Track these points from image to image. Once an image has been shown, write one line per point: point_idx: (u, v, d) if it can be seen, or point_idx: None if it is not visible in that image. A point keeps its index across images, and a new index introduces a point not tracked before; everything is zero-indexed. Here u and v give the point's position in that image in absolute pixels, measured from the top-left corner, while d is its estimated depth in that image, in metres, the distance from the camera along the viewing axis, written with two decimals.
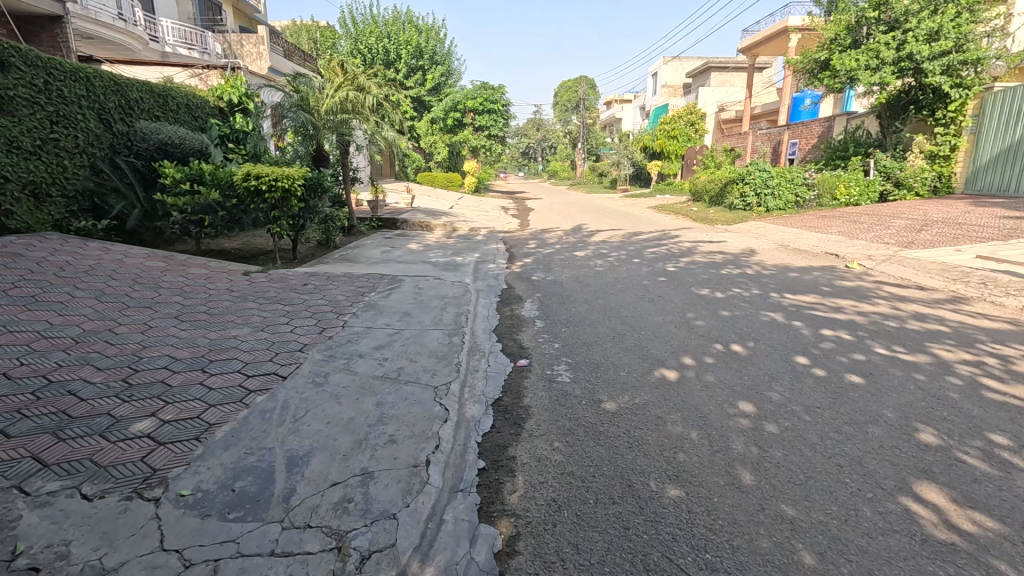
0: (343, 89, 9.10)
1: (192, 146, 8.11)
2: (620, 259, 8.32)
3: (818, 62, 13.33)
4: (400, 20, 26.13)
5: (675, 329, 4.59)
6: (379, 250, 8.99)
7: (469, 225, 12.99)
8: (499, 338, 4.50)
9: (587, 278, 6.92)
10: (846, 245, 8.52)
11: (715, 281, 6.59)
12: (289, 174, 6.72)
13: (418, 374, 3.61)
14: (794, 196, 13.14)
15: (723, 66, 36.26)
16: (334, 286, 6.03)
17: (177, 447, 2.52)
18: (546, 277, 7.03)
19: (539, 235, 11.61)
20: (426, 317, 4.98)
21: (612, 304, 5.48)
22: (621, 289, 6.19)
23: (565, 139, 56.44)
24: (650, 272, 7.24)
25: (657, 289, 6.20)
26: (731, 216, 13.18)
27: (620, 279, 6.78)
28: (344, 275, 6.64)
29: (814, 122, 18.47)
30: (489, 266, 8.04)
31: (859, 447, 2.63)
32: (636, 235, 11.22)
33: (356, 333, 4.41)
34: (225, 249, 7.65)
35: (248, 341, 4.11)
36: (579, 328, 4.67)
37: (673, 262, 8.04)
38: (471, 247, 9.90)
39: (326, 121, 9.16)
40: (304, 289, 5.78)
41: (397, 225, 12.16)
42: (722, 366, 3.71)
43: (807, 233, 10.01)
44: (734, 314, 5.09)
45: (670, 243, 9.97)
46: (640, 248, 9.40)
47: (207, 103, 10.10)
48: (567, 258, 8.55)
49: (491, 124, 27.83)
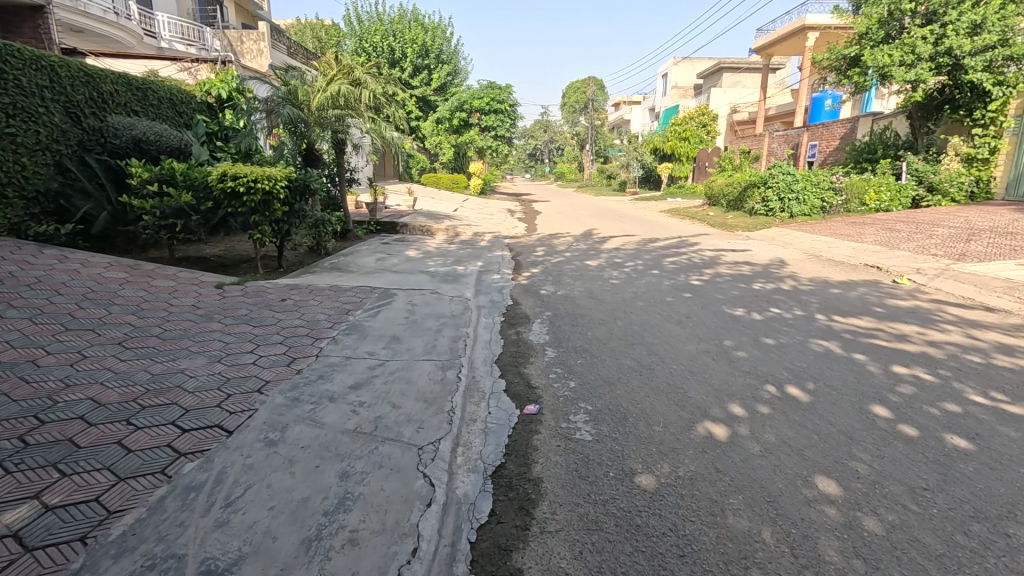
0: (336, 83, 8.44)
1: (170, 144, 7.44)
2: (637, 269, 7.57)
3: (846, 59, 12.52)
4: (406, 18, 25.51)
5: (713, 364, 3.83)
6: (374, 257, 8.30)
7: (473, 229, 12.29)
8: (503, 372, 3.76)
9: (603, 293, 6.17)
10: (888, 257, 7.73)
11: (749, 298, 5.82)
12: (270, 174, 6.05)
13: (399, 427, 2.87)
14: (820, 201, 12.28)
15: (736, 66, 35.40)
16: (315, 301, 5.32)
17: (48, 558, 1.81)
18: (556, 291, 6.28)
19: (547, 242, 10.86)
20: (417, 343, 4.24)
21: (634, 327, 4.73)
22: (643, 308, 5.43)
23: (572, 141, 55.76)
24: (672, 287, 6.48)
25: (684, 308, 5.44)
26: (751, 221, 12.39)
27: (640, 295, 6.03)
28: (330, 287, 5.94)
29: (836, 123, 17.64)
30: (492, 277, 7.31)
31: (1005, 563, 1.87)
32: (651, 242, 10.46)
33: (331, 365, 3.68)
34: (203, 257, 6.97)
35: (198, 376, 3.39)
36: (599, 360, 3.92)
37: (697, 275, 7.27)
38: (474, 254, 9.16)
39: (318, 117, 8.48)
40: (279, 305, 5.07)
41: (396, 229, 11.47)
42: (782, 420, 2.95)
43: (839, 242, 9.21)
44: (781, 341, 4.32)
45: (690, 251, 9.19)
46: (658, 257, 8.62)
47: (193, 98, 9.45)
48: (578, 268, 7.79)
49: (498, 124, 27.12)
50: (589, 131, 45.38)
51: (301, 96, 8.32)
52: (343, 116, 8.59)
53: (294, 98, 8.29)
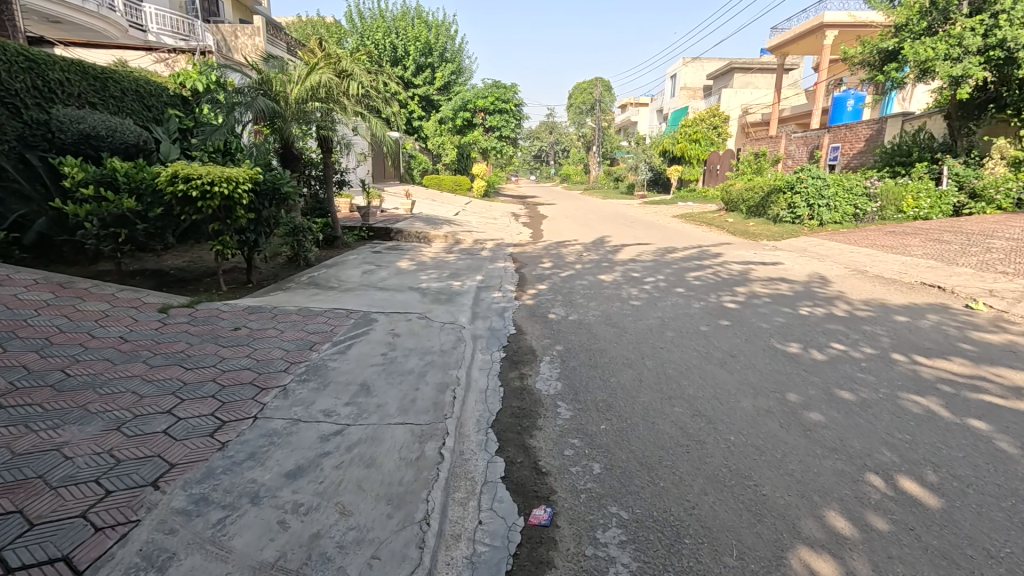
0: (318, 72, 7.49)
1: (126, 140, 6.52)
2: (660, 287, 6.61)
3: (880, 53, 11.51)
4: (409, 15, 24.72)
5: (783, 434, 2.86)
6: (361, 270, 7.38)
7: (474, 236, 11.37)
8: (503, 445, 2.80)
9: (623, 319, 5.20)
10: (948, 274, 6.74)
11: (801, 328, 4.84)
12: (233, 176, 5.16)
13: (344, 558, 1.92)
14: (853, 208, 11.26)
15: (748, 67, 34.40)
16: (275, 330, 4.40)
17: None
18: (568, 316, 5.31)
19: (555, 251, 9.90)
20: (392, 396, 3.28)
21: (669, 371, 3.77)
22: (675, 343, 4.46)
23: (579, 143, 54.82)
24: (704, 311, 5.52)
25: (726, 342, 4.46)
26: (777, 229, 11.38)
27: (668, 323, 5.06)
28: (299, 310, 5.03)
29: (860, 124, 16.65)
30: (493, 295, 6.36)
31: None
32: (669, 252, 9.49)
33: (270, 436, 2.73)
34: (161, 270, 6.09)
35: (77, 455, 2.44)
36: (629, 426, 2.97)
37: (729, 294, 6.28)
38: (473, 266, 8.21)
39: (297, 111, 7.51)
40: (228, 338, 4.14)
41: (390, 236, 10.56)
42: (914, 547, 1.99)
43: (883, 256, 8.20)
44: (862, 395, 3.34)
45: (715, 265, 8.21)
46: (680, 272, 7.65)
47: (165, 90, 8.55)
48: (591, 285, 6.83)
49: (502, 125, 26.13)
50: (596, 132, 44.34)
51: (277, 87, 7.32)
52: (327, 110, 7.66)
53: (269, 89, 7.30)
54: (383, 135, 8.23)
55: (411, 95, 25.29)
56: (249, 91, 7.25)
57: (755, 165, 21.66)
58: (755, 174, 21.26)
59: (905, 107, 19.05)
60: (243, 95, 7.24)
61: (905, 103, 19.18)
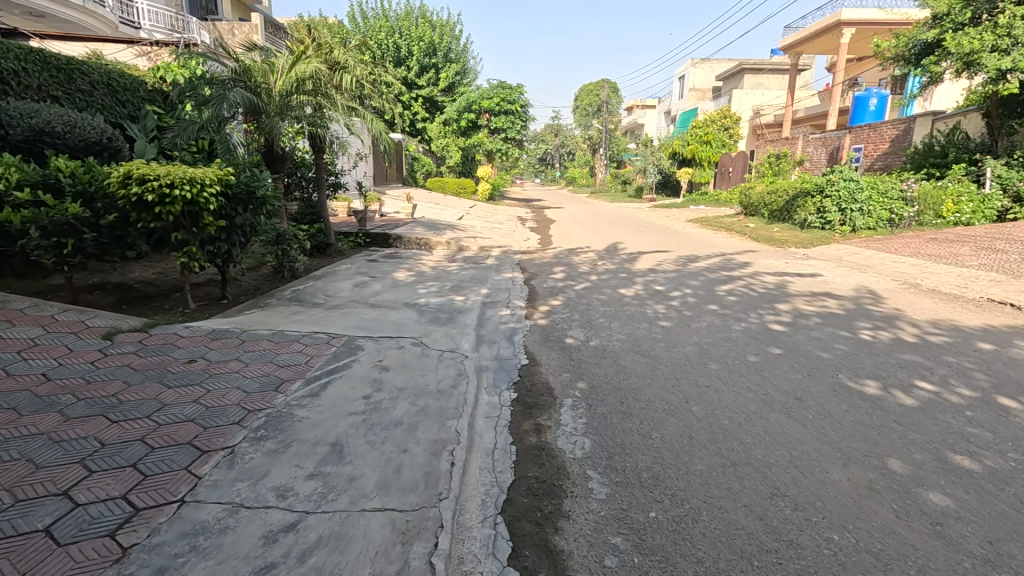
0: (305, 62, 6.67)
1: (86, 136, 5.81)
2: (690, 304, 5.82)
3: (917, 48, 10.75)
4: (413, 15, 24.13)
5: (905, 532, 2.07)
6: (353, 282, 6.64)
7: (479, 242, 10.63)
8: (519, 548, 2.02)
9: (654, 344, 4.42)
10: (1018, 290, 5.93)
11: (871, 358, 4.04)
12: (198, 177, 4.42)
13: None
14: (888, 212, 10.35)
15: (759, 68, 33.63)
16: (239, 362, 3.64)
17: None
18: (589, 341, 4.53)
19: (566, 260, 9.13)
20: (372, 464, 2.51)
21: (725, 423, 2.98)
22: (722, 379, 3.67)
23: (585, 145, 54.10)
24: (748, 334, 4.74)
25: (785, 378, 3.67)
26: (805, 236, 10.54)
27: (709, 351, 4.27)
28: (273, 334, 4.28)
29: (884, 124, 15.86)
30: (500, 313, 5.59)
31: None
32: (691, 262, 8.71)
33: (194, 535, 1.96)
34: (124, 285, 5.40)
35: None
36: (690, 516, 2.18)
37: (770, 313, 5.48)
38: (478, 277, 7.45)
39: (279, 104, 6.64)
40: (176, 375, 3.37)
41: (388, 242, 9.82)
42: None
43: (933, 266, 7.39)
44: (988, 463, 2.55)
45: (745, 277, 7.42)
46: (708, 285, 6.87)
47: (143, 84, 7.88)
48: (610, 300, 6.06)
49: (508, 126, 25.36)
50: (603, 135, 43.63)
51: (258, 77, 6.56)
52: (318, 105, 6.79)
53: (245, 79, 6.52)
54: (380, 133, 7.46)
55: (414, 97, 24.59)
56: (219, 80, 6.39)
57: (775, 167, 20.73)
58: (775, 176, 20.27)
59: (926, 106, 18.21)
60: (218, 85, 6.41)
61: (926, 102, 18.32)
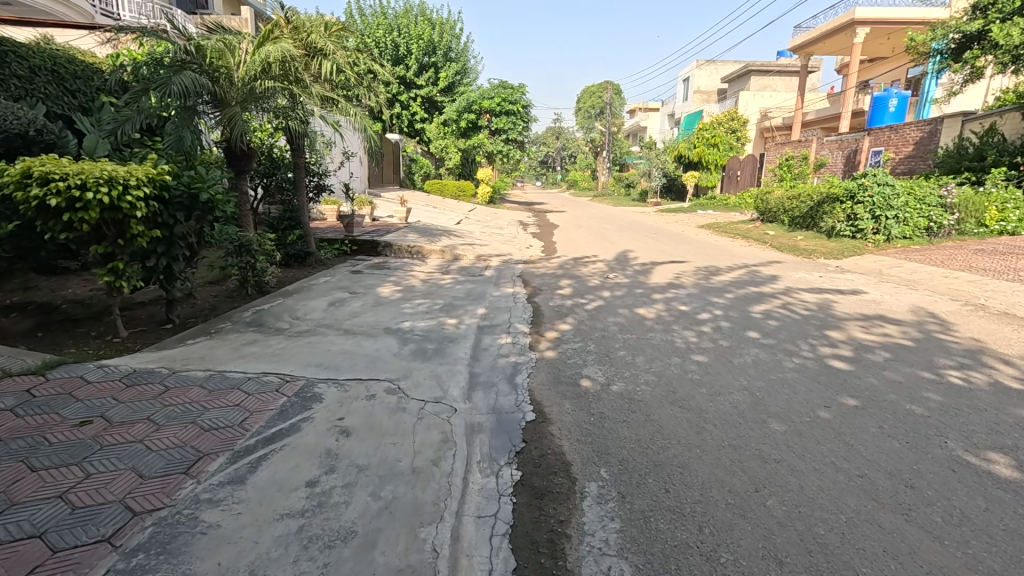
0: (270, 44, 5.51)
1: (7, 127, 4.92)
2: (726, 331, 4.91)
3: (940, 49, 10.43)
4: (412, 13, 23.28)
5: None
6: (328, 300, 5.72)
7: (477, 250, 9.73)
8: None
9: (692, 391, 3.51)
10: None
11: (980, 415, 3.12)
12: (119, 175, 3.52)
13: None
14: (926, 220, 9.43)
15: (767, 70, 32.78)
16: (149, 424, 2.72)
17: None
18: (610, 386, 3.61)
19: (573, 271, 8.23)
20: None
21: (821, 534, 2.07)
22: (795, 448, 2.75)
23: (587, 148, 53.29)
24: (807, 374, 3.82)
25: (878, 447, 2.76)
26: (834, 245, 9.62)
27: (765, 400, 3.35)
28: (211, 376, 3.36)
29: (907, 127, 14.98)
30: (500, 340, 4.67)
31: None
32: (713, 275, 7.81)
33: None
34: (49, 306, 4.52)
35: None
36: None
37: (823, 343, 4.56)
38: (475, 292, 6.55)
39: (240, 92, 5.44)
40: (54, 447, 2.45)
41: (376, 250, 8.94)
42: None
43: (994, 284, 6.50)
44: None
45: (779, 295, 6.52)
46: (740, 305, 5.96)
47: (97, 72, 6.96)
48: (629, 325, 5.15)
49: (510, 127, 24.49)
50: (606, 137, 42.71)
51: (215, 60, 5.30)
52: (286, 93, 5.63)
53: (198, 60, 5.23)
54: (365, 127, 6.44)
55: (413, 96, 23.64)
56: (162, 62, 5.14)
57: (792, 169, 19.52)
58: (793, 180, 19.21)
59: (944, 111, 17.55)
60: (164, 70, 5.12)
61: (943, 106, 17.64)
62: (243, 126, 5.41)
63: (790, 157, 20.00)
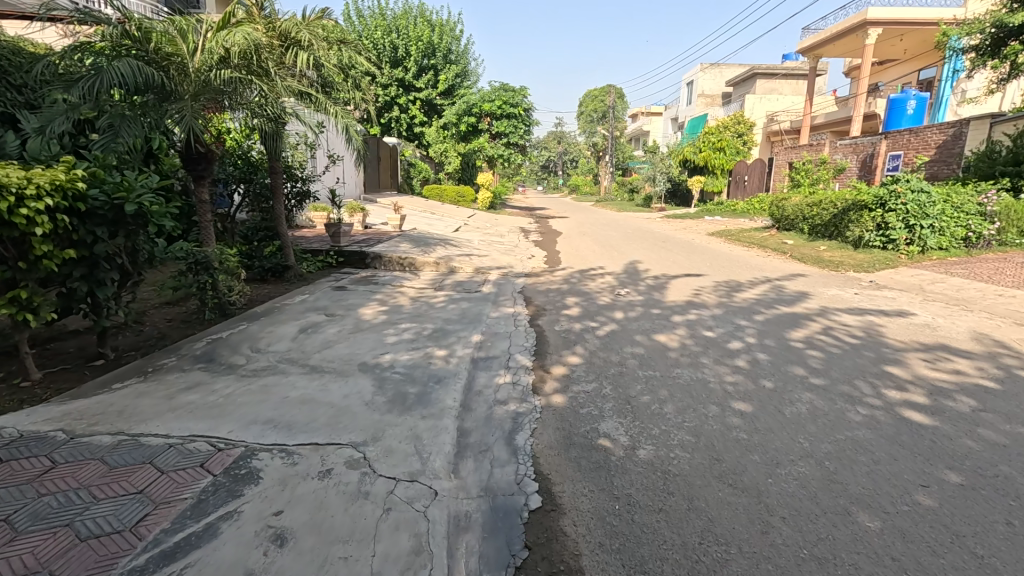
0: (230, 28, 4.66)
1: None
2: (766, 368, 4.13)
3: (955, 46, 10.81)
4: (412, 14, 22.60)
5: None
6: (299, 325, 4.95)
7: (474, 261, 8.98)
8: None
9: (743, 460, 2.73)
10: None
11: None
12: (11, 181, 2.75)
13: None
14: (963, 230, 8.67)
15: (773, 73, 32.08)
16: (5, 530, 1.96)
17: None
18: (636, 452, 2.83)
19: (580, 285, 7.47)
20: None
21: None
22: (905, 565, 1.98)
23: (589, 153, 52.65)
24: (883, 433, 3.03)
25: (1021, 563, 1.98)
26: (864, 257, 8.85)
27: (842, 477, 2.57)
28: (120, 441, 2.60)
29: (929, 129, 14.23)
30: (497, 380, 3.89)
31: None
32: (735, 291, 7.04)
33: None
34: None
35: None
36: None
37: (887, 384, 3.78)
38: (470, 312, 5.79)
39: (192, 84, 4.52)
40: None
41: (364, 261, 8.21)
42: None
43: None
44: None
45: (816, 316, 5.73)
46: (775, 330, 5.18)
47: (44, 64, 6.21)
48: (650, 358, 4.37)
49: (511, 131, 23.71)
50: (608, 142, 42.00)
51: (163, 45, 4.42)
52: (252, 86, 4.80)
53: (141, 46, 4.34)
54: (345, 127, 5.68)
55: (412, 99, 22.93)
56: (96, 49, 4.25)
57: (810, 173, 18.80)
58: (811, 185, 18.39)
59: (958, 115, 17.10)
60: (99, 57, 4.21)
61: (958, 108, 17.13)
62: (195, 123, 4.41)
63: (807, 160, 19.03)
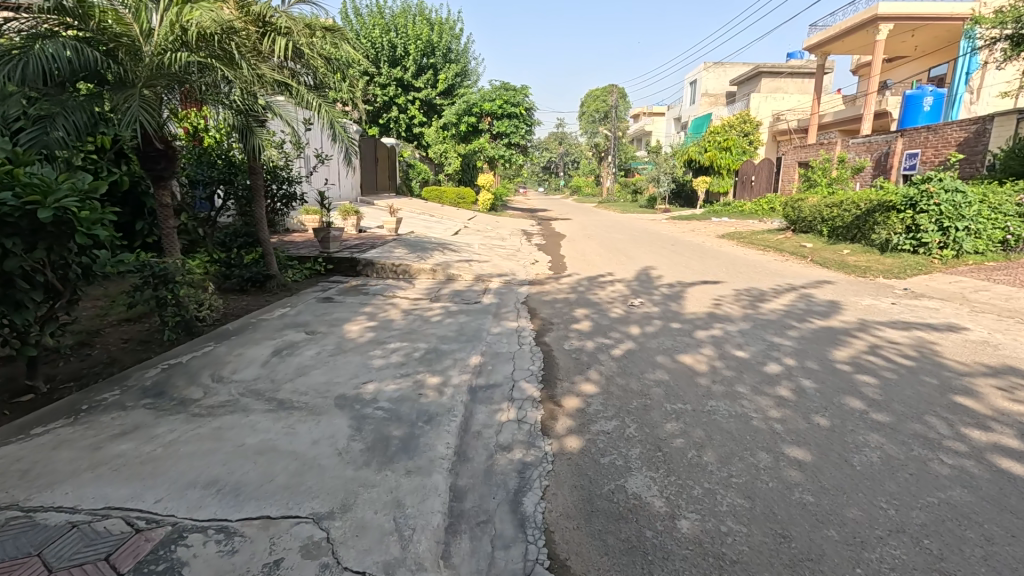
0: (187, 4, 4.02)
1: None
2: (816, 399, 3.51)
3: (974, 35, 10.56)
4: (411, 13, 22.04)
5: None
6: (273, 346, 4.33)
7: (474, 268, 8.37)
8: None
9: (818, 539, 2.12)
10: None
11: None
12: None
13: None
14: (1001, 232, 8.05)
15: (779, 71, 31.45)
16: None
17: None
18: (676, 525, 2.22)
19: (589, 295, 6.84)
20: None
21: None
22: None
23: (591, 154, 52.08)
24: (986, 494, 2.41)
25: None
26: (894, 261, 8.22)
27: (953, 567, 1.96)
28: (7, 521, 2.01)
29: (949, 126, 13.58)
30: (499, 417, 3.27)
31: None
32: (760, 301, 6.42)
33: None
34: None
35: None
36: None
37: (966, 421, 3.16)
38: (469, 328, 5.17)
39: (143, 70, 3.92)
40: None
41: (354, 269, 7.61)
42: None
43: None
44: None
45: (858, 332, 5.11)
46: (815, 349, 4.55)
47: None
48: (676, 387, 3.75)
49: (512, 131, 23.04)
50: (610, 142, 41.37)
51: (111, 24, 3.81)
52: (214, 72, 4.19)
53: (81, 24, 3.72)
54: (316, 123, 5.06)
55: (411, 99, 22.38)
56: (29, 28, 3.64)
57: (826, 174, 17.71)
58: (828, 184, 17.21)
59: (971, 111, 16.57)
60: (30, 37, 3.60)
61: (974, 104, 16.56)
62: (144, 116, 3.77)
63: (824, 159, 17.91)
